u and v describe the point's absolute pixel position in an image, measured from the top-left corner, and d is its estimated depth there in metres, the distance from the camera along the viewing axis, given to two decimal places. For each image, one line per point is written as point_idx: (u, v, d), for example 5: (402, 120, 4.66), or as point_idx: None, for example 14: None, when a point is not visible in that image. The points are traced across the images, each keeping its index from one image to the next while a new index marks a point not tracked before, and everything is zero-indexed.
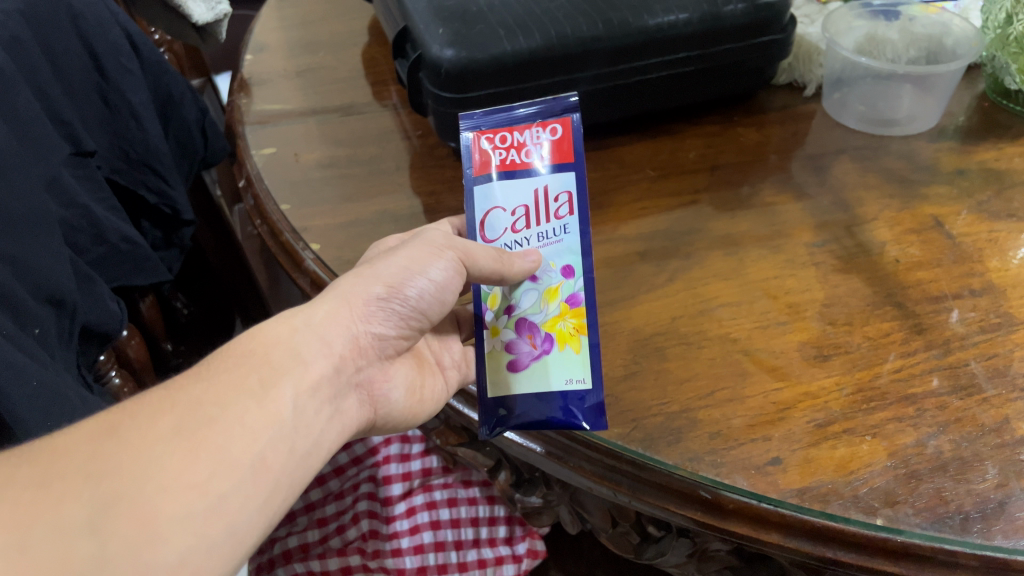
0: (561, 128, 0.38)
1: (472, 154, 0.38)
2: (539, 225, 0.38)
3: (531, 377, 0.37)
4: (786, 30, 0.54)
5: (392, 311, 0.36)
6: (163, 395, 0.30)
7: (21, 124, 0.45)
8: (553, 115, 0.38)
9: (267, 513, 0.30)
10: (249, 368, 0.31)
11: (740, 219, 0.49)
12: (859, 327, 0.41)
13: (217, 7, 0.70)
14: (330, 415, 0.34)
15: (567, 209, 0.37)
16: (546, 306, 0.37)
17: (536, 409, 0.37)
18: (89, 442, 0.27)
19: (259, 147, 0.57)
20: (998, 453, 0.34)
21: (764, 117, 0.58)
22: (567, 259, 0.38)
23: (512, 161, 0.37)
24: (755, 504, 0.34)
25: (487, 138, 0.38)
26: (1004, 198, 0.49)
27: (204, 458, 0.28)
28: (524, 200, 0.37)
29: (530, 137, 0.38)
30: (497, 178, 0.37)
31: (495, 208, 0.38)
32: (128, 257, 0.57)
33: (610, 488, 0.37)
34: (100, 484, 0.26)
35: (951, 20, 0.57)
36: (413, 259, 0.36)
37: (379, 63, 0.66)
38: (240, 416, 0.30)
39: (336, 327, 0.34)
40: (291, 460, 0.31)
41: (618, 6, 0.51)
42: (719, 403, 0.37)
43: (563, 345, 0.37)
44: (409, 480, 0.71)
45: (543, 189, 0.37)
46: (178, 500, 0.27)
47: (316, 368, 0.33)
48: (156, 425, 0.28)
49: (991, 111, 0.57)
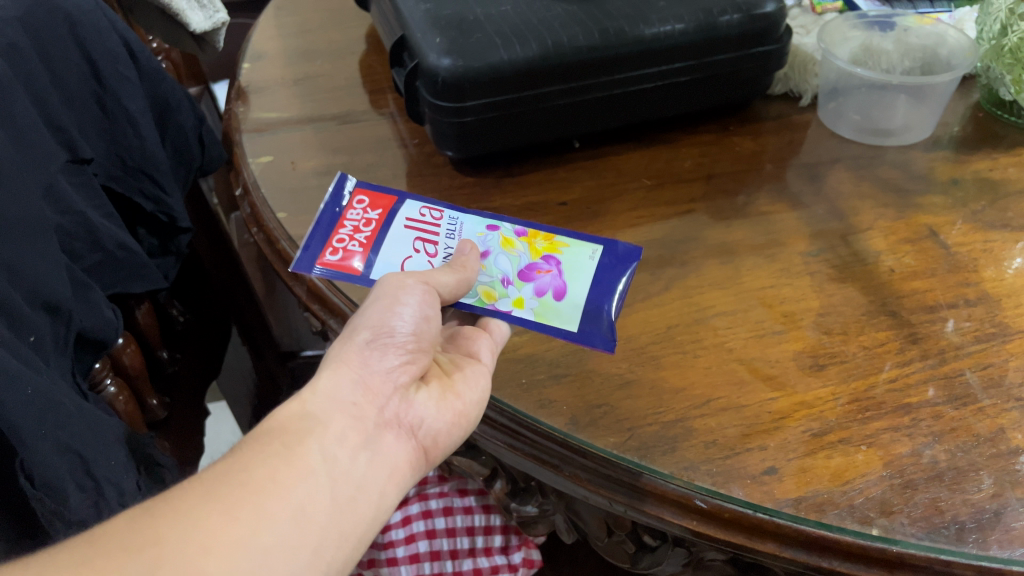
0: (365, 197, 0.45)
1: (343, 271, 0.41)
2: (438, 239, 0.43)
3: (576, 282, 0.41)
4: (781, 40, 0.55)
5: (388, 347, 0.35)
6: (193, 477, 0.29)
7: (18, 131, 0.45)
8: (348, 196, 0.45)
9: (321, 563, 0.29)
10: (269, 438, 0.31)
11: (736, 228, 0.49)
12: (854, 337, 0.41)
13: (214, 15, 0.69)
14: (368, 459, 0.32)
15: (435, 213, 0.44)
16: (519, 254, 0.42)
17: (603, 291, 0.40)
18: (128, 522, 0.27)
19: (256, 154, 0.57)
20: (993, 463, 0.34)
21: (760, 126, 0.59)
22: (482, 224, 0.43)
23: (369, 237, 0.42)
24: (751, 514, 0.34)
25: (332, 255, 0.42)
26: (999, 208, 0.50)
27: (240, 517, 0.27)
28: (410, 241, 0.42)
29: (352, 218, 0.43)
30: (376, 261, 0.41)
31: (405, 261, 0.41)
32: (124, 264, 0.57)
33: (607, 498, 0.37)
34: (143, 552, 0.25)
35: (946, 30, 0.57)
36: (384, 296, 0.36)
37: (377, 72, 0.66)
38: (270, 474, 0.29)
39: (339, 381, 0.33)
40: (335, 508, 0.30)
41: (615, 16, 0.51)
42: (715, 412, 0.37)
43: (560, 250, 0.42)
44: (405, 490, 0.70)
45: (409, 219, 0.43)
46: (221, 558, 0.26)
47: (334, 422, 0.32)
48: (189, 496, 0.28)
49: (986, 121, 0.58)
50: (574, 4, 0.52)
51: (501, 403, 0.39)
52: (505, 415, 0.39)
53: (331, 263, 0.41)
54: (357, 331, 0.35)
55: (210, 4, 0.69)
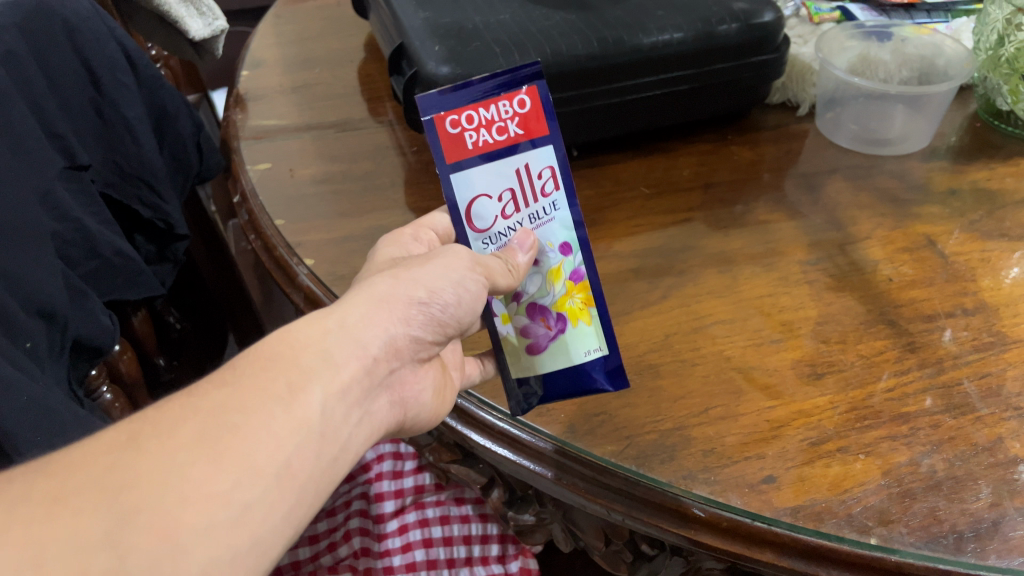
0: (528, 98, 0.35)
1: (446, 142, 0.35)
2: (523, 210, 0.36)
3: (553, 358, 0.37)
4: (779, 50, 0.55)
5: (430, 318, 0.34)
6: (184, 403, 0.27)
7: (16, 138, 0.45)
8: (517, 84, 0.35)
9: (292, 521, 0.28)
10: (275, 373, 0.29)
11: (735, 237, 0.49)
12: (852, 346, 0.41)
13: (214, 23, 0.70)
14: (359, 419, 0.31)
15: (552, 184, 0.36)
16: (551, 287, 0.37)
17: (566, 384, 0.37)
18: (106, 454, 0.25)
19: (254, 162, 0.57)
20: (991, 472, 0.34)
21: (758, 136, 0.59)
22: (562, 236, 0.37)
23: (489, 143, 0.35)
24: (749, 522, 0.33)
25: (452, 120, 0.34)
26: (996, 217, 0.50)
27: (227, 465, 0.26)
28: (509, 183, 0.36)
29: (497, 112, 0.35)
30: (472, 166, 0.35)
31: (480, 195, 0.36)
32: (121, 271, 0.57)
33: (604, 506, 0.37)
34: (118, 497, 0.24)
35: (943, 41, 0.57)
36: (450, 264, 0.34)
37: (376, 80, 0.66)
38: (266, 422, 0.27)
39: (371, 329, 0.32)
40: (318, 468, 0.29)
41: (614, 25, 0.51)
42: (713, 421, 0.37)
43: (576, 322, 0.37)
44: (402, 498, 0.70)
45: (525, 167, 0.35)
46: (201, 511, 0.25)
47: (349, 373, 0.30)
48: (180, 433, 0.26)
49: (983, 131, 0.58)
50: (573, 14, 0.52)
51: (499, 409, 0.39)
52: (502, 423, 0.39)
53: (443, 130, 0.34)
54: (411, 281, 0.33)
55: (209, 12, 0.69)
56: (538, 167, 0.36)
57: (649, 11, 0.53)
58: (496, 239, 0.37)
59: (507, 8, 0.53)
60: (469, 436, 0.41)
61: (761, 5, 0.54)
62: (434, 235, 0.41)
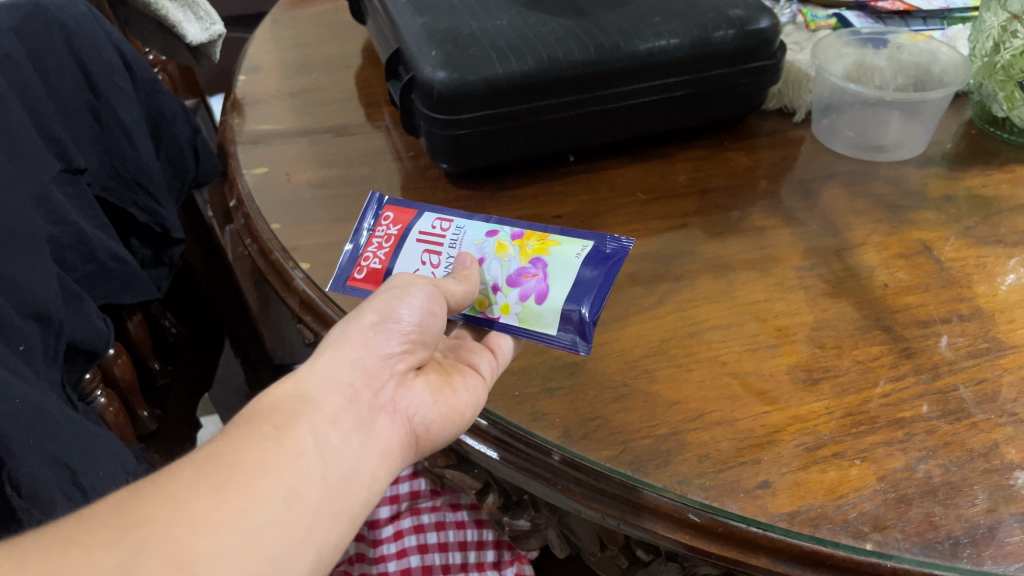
0: (390, 210, 0.45)
1: (366, 280, 0.43)
2: (443, 250, 0.42)
3: (558, 284, 0.39)
4: (775, 57, 0.55)
5: (393, 335, 0.34)
6: (180, 459, 0.28)
7: (12, 141, 0.45)
8: (376, 211, 0.45)
9: (312, 545, 0.28)
10: (259, 420, 0.30)
11: (730, 243, 0.49)
12: (848, 351, 0.41)
13: (212, 28, 0.70)
14: (364, 442, 0.31)
15: (444, 220, 0.43)
16: (507, 257, 0.40)
17: (586, 293, 0.39)
18: (113, 504, 0.26)
19: (250, 166, 0.57)
20: (986, 478, 0.34)
21: (753, 142, 0.59)
22: (482, 231, 0.42)
23: (389, 248, 0.43)
24: (744, 528, 0.33)
25: (358, 271, 0.44)
26: (991, 223, 0.50)
27: (230, 495, 0.26)
28: (418, 250, 0.42)
29: (379, 233, 0.44)
30: (392, 269, 0.42)
31: (414, 274, 0.42)
32: (116, 275, 0.57)
33: (599, 511, 0.37)
34: (129, 533, 0.24)
35: (939, 48, 0.58)
36: (395, 288, 0.36)
37: (373, 85, 0.66)
38: (261, 456, 0.28)
39: (335, 361, 0.32)
40: (330, 490, 0.29)
41: (610, 31, 0.51)
42: (708, 426, 0.37)
43: (545, 252, 0.40)
44: (397, 503, 0.69)
45: (421, 233, 0.43)
46: (210, 537, 0.25)
47: (330, 402, 0.31)
48: (178, 478, 0.27)
49: (979, 138, 0.58)
50: (569, 19, 0.53)
51: (489, 414, 0.39)
52: (495, 428, 0.39)
53: (359, 280, 0.43)
54: (364, 312, 0.35)
55: (206, 16, 0.69)
56: (428, 229, 0.43)
57: (646, 17, 0.53)
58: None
59: (504, 14, 0.54)
60: (464, 442, 0.41)
61: (757, 12, 0.54)
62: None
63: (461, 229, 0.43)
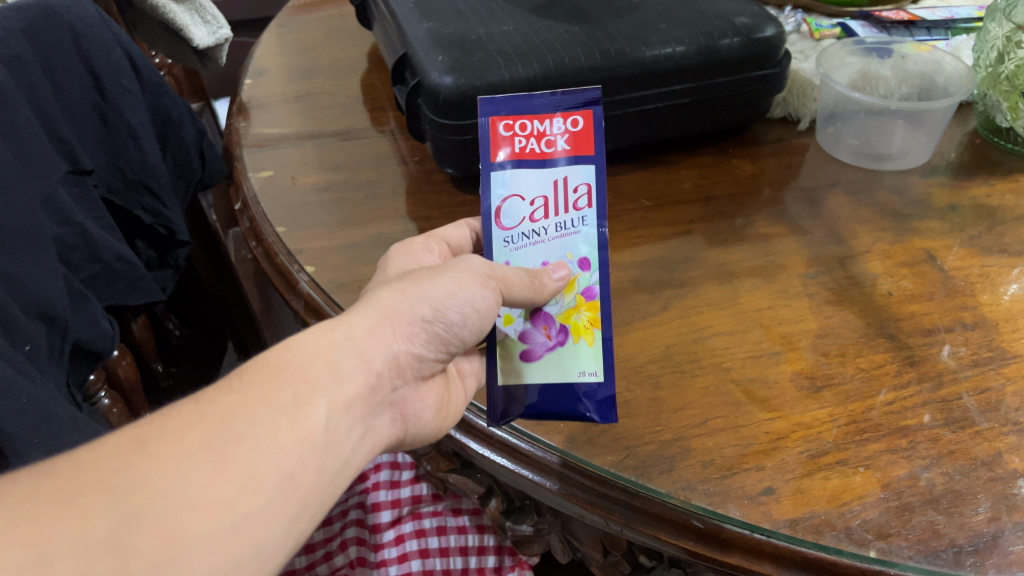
0: (583, 119, 0.37)
1: (494, 144, 0.36)
2: (551, 218, 0.37)
3: (549, 369, 0.36)
4: (780, 64, 0.55)
5: (434, 336, 0.34)
6: (192, 409, 0.27)
7: (19, 140, 0.45)
8: (574, 106, 0.37)
9: (294, 535, 0.28)
10: (283, 383, 0.29)
11: (734, 250, 0.49)
12: (852, 359, 0.41)
13: (219, 32, 0.70)
14: (360, 435, 0.31)
15: (587, 201, 0.37)
16: (561, 297, 0.37)
17: (553, 403, 0.36)
18: (113, 457, 0.25)
19: (256, 169, 0.57)
20: (990, 487, 0.34)
21: (757, 149, 0.59)
22: (583, 251, 0.37)
23: (535, 150, 0.36)
24: (749, 535, 0.33)
25: (506, 124, 0.36)
26: (996, 233, 0.50)
27: (231, 473, 0.26)
28: (542, 188, 0.36)
29: (553, 127, 0.36)
30: (511, 167, 0.36)
31: (512, 196, 0.36)
32: (121, 276, 0.57)
33: (603, 517, 0.37)
34: (124, 500, 0.24)
35: (943, 58, 0.58)
36: (458, 280, 0.34)
37: (378, 90, 0.67)
38: (271, 432, 0.27)
39: (376, 344, 0.32)
40: (320, 481, 0.29)
41: (616, 38, 0.51)
42: (712, 432, 0.37)
43: (577, 338, 0.37)
44: (398, 508, 0.70)
45: (564, 179, 0.36)
46: (204, 517, 0.25)
47: (351, 384, 0.30)
48: (185, 439, 0.26)
49: (983, 148, 0.58)
50: (576, 26, 0.53)
51: None
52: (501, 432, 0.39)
53: (496, 131, 0.36)
54: (419, 298, 0.34)
55: (214, 20, 0.70)
56: (570, 183, 0.36)
57: (652, 25, 0.53)
58: (517, 240, 0.37)
59: (510, 20, 0.54)
60: (467, 445, 0.41)
61: (762, 20, 0.54)
62: (445, 247, 0.42)
63: (579, 217, 0.37)
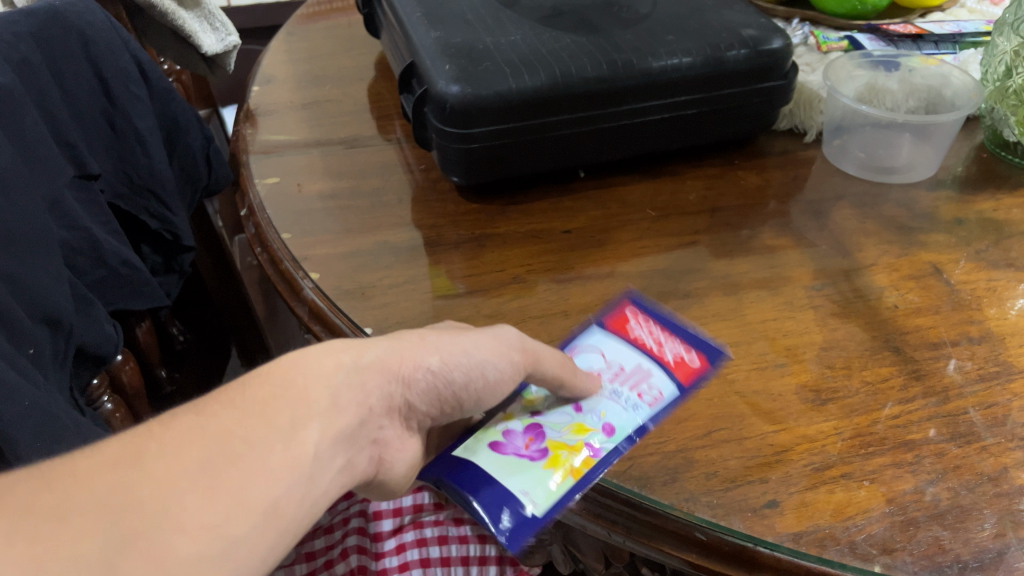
0: (700, 361, 0.41)
1: (622, 319, 0.44)
2: (606, 385, 0.40)
3: (508, 468, 0.36)
4: (787, 77, 0.55)
5: (433, 387, 0.34)
6: (189, 426, 0.27)
7: (28, 144, 0.46)
8: (702, 350, 0.41)
9: (274, 561, 0.27)
10: (280, 406, 0.29)
11: (740, 262, 0.49)
12: (857, 372, 0.41)
13: (227, 38, 0.71)
14: (343, 467, 0.31)
15: (649, 399, 0.39)
16: (567, 432, 0.37)
17: (482, 492, 0.35)
18: (110, 470, 0.25)
19: (262, 176, 0.57)
20: (996, 502, 0.34)
21: (764, 161, 0.59)
22: (617, 423, 0.37)
23: (643, 342, 0.42)
24: (751, 547, 0.33)
25: (638, 315, 0.44)
26: (1003, 247, 0.50)
27: (222, 497, 0.26)
28: (628, 362, 0.41)
29: (674, 347, 0.42)
30: (609, 338, 0.42)
31: (602, 352, 0.41)
32: (126, 281, 0.57)
33: (605, 527, 0.36)
34: (119, 518, 0.24)
35: (952, 71, 0.58)
36: (477, 343, 0.35)
37: (385, 99, 0.67)
38: (263, 458, 0.27)
39: (376, 380, 0.32)
40: (305, 509, 0.28)
41: (623, 48, 0.52)
42: (716, 444, 0.37)
43: (551, 466, 0.36)
44: (400, 516, 0.71)
45: (642, 368, 0.40)
46: (194, 542, 0.24)
47: (344, 415, 0.31)
48: (181, 460, 0.26)
49: (990, 161, 0.58)
50: (583, 36, 0.53)
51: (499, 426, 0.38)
52: None
53: (622, 312, 0.44)
54: (431, 349, 0.34)
55: (223, 27, 0.71)
56: (649, 381, 0.40)
57: (659, 36, 0.53)
58: None
59: (518, 29, 0.54)
60: None
61: (770, 32, 0.54)
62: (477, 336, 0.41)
63: (625, 399, 0.39)
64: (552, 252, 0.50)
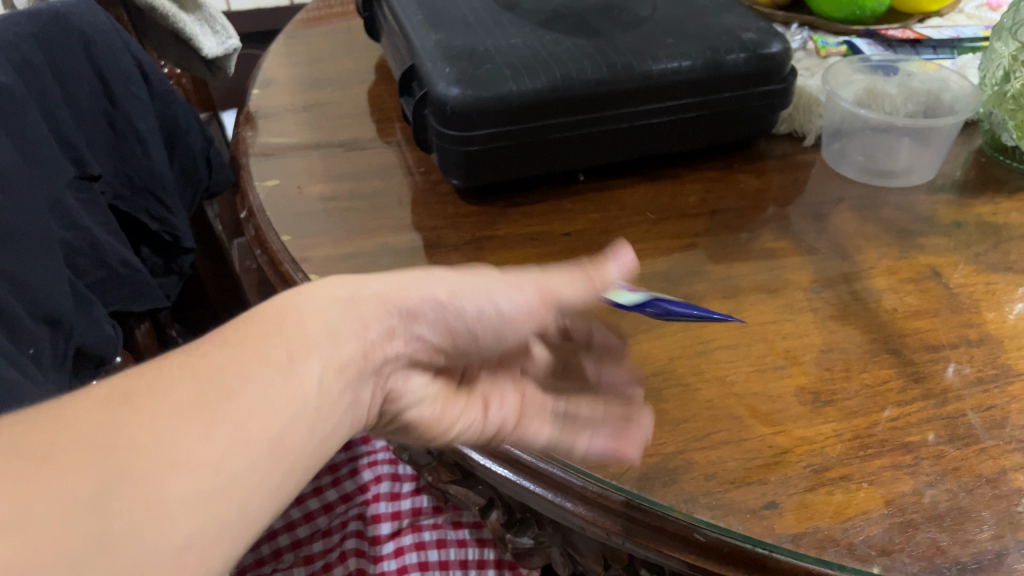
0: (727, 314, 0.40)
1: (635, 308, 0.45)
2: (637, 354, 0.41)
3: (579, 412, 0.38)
4: (787, 80, 0.55)
5: (441, 317, 0.34)
6: (181, 359, 0.25)
7: (29, 143, 0.46)
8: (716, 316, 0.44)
9: (278, 499, 0.26)
10: (277, 338, 0.27)
11: (739, 264, 0.49)
12: (856, 374, 0.41)
13: (227, 42, 0.71)
14: (345, 405, 0.29)
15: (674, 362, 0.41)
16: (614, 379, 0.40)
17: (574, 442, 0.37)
18: (98, 406, 0.23)
19: (262, 178, 0.57)
20: (994, 504, 0.34)
21: (763, 165, 0.59)
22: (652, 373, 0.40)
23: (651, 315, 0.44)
24: (750, 549, 0.33)
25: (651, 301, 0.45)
26: (1001, 251, 0.50)
27: (223, 429, 0.24)
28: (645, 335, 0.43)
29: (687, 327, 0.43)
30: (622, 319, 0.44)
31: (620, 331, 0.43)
32: (125, 281, 0.57)
33: (604, 528, 0.37)
34: (110, 454, 0.22)
35: (949, 76, 0.58)
36: (484, 276, 0.35)
37: (385, 102, 0.67)
38: (264, 390, 0.26)
39: (378, 310, 0.31)
40: (308, 446, 0.27)
41: (623, 52, 0.52)
42: (716, 445, 0.37)
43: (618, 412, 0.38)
44: (398, 520, 0.71)
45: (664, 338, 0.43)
46: (195, 476, 0.23)
47: (347, 346, 0.29)
48: (176, 391, 0.24)
49: (988, 166, 0.58)
50: (583, 39, 0.53)
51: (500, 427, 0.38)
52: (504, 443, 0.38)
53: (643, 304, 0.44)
54: (438, 276, 0.34)
55: (223, 30, 0.71)
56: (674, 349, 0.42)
57: (659, 39, 0.53)
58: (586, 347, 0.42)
59: (518, 32, 0.54)
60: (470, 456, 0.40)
61: (769, 36, 0.54)
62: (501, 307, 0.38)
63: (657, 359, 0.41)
64: (551, 255, 0.50)
